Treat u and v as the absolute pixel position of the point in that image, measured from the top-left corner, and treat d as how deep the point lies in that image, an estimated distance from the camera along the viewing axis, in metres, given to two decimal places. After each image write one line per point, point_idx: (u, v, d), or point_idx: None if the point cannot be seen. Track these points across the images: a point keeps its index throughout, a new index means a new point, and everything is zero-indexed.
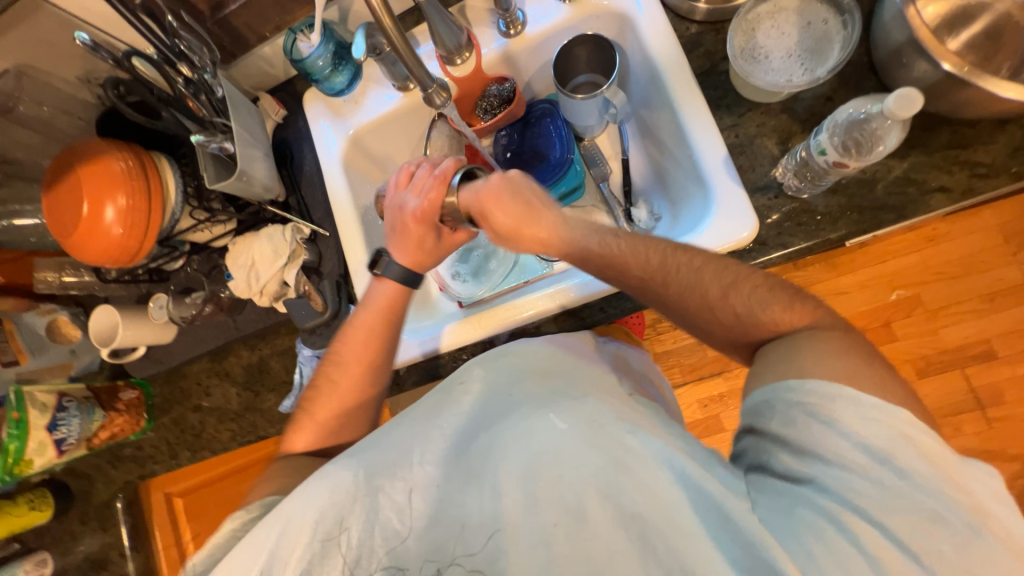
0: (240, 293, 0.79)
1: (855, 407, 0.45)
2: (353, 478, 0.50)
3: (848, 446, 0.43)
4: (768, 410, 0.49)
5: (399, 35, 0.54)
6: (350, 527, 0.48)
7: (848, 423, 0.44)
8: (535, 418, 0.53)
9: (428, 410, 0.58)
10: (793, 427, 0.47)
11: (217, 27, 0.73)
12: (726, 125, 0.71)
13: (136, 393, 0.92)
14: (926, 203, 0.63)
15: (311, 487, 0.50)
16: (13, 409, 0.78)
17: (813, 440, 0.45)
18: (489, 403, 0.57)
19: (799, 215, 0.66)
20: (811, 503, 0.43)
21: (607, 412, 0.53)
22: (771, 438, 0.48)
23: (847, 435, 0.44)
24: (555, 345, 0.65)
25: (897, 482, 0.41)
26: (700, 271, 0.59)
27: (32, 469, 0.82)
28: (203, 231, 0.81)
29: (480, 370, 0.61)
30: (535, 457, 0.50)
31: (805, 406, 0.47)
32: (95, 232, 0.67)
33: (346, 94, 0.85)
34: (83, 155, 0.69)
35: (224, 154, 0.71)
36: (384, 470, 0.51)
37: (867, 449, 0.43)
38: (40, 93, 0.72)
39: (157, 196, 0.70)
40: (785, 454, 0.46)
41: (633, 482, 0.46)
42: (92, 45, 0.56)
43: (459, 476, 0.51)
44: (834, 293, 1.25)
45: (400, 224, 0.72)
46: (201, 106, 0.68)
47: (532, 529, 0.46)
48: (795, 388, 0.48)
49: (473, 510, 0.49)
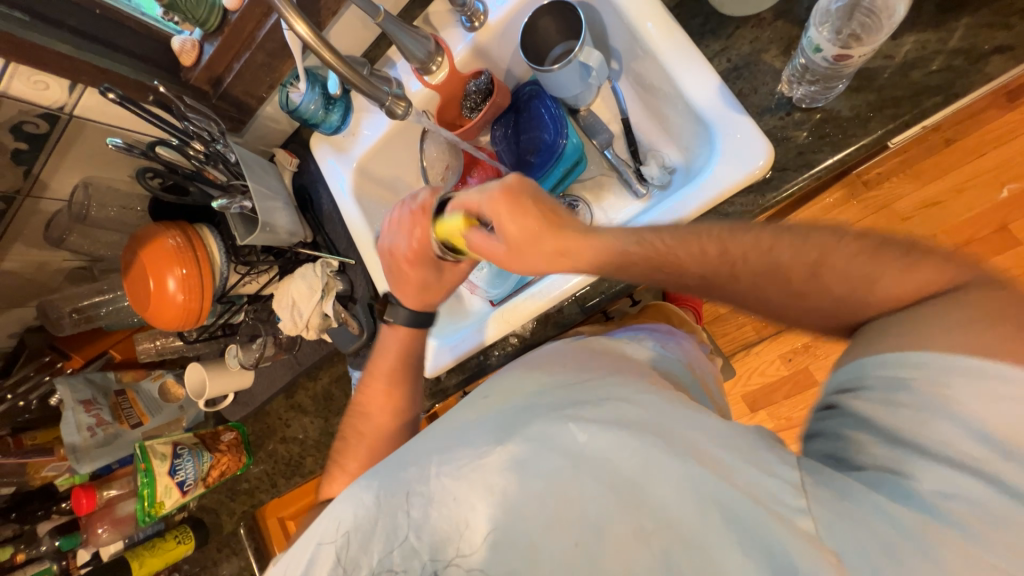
0: (290, 331, 0.86)
1: (978, 384, 0.38)
2: (373, 499, 0.55)
3: (962, 436, 0.38)
4: (864, 388, 0.43)
5: (338, 58, 0.56)
6: (371, 546, 0.53)
7: (965, 406, 0.38)
8: (554, 429, 0.52)
9: (453, 421, 0.61)
10: (896, 414, 0.41)
11: (222, 101, 0.81)
12: (715, 52, 0.64)
13: (233, 434, 1.06)
14: (983, 70, 0.52)
15: (337, 509, 0.57)
16: (140, 461, 0.92)
17: (924, 432, 0.39)
18: (505, 413, 0.58)
19: (821, 128, 0.58)
20: (895, 502, 0.39)
21: (634, 418, 0.51)
22: (859, 420, 0.43)
23: (962, 423, 0.38)
24: (564, 354, 0.66)
25: (997, 496, 0.37)
26: (774, 251, 0.50)
27: (166, 509, 0.96)
28: (251, 282, 0.91)
29: (503, 385, 0.63)
30: (553, 474, 0.50)
31: (916, 389, 0.40)
32: (164, 303, 0.79)
33: (343, 129, 0.90)
34: (143, 240, 0.80)
35: (246, 212, 0.78)
36: (409, 485, 0.54)
37: (987, 441, 0.37)
38: (105, 198, 0.85)
39: (205, 262, 0.80)
40: (883, 446, 0.41)
41: (653, 501, 0.47)
42: (124, 146, 0.65)
43: (473, 490, 0.51)
44: (921, 207, 1.07)
45: (396, 267, 0.74)
46: (219, 174, 0.77)
47: (553, 548, 0.48)
48: (898, 362, 0.42)
49: (492, 525, 0.50)
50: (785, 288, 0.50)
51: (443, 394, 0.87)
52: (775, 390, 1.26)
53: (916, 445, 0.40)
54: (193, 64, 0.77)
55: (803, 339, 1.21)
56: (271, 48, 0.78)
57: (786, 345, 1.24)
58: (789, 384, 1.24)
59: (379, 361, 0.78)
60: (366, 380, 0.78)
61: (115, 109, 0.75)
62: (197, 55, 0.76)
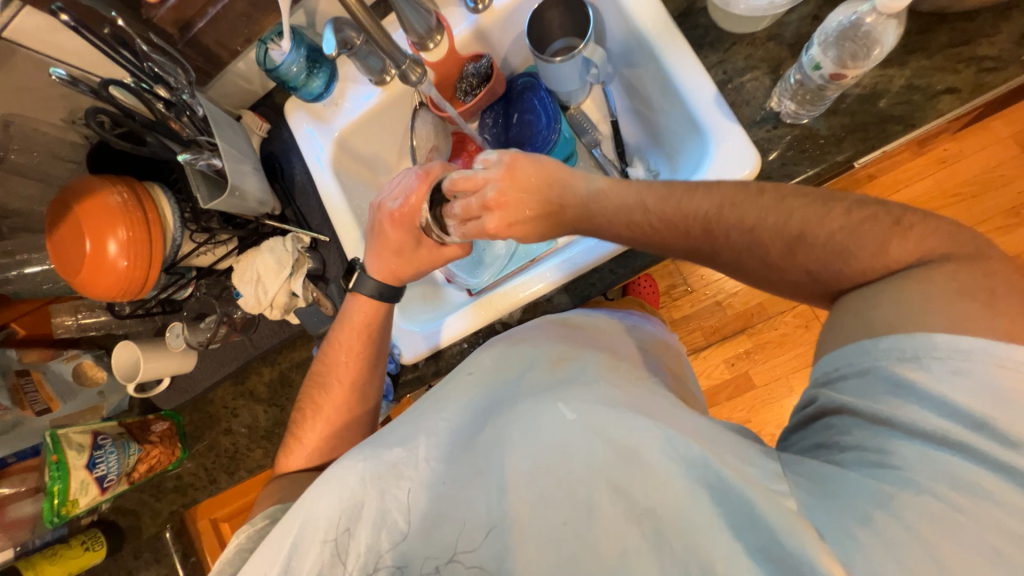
0: (252, 309, 0.80)
1: (943, 363, 0.38)
2: (358, 479, 0.52)
3: (932, 415, 0.38)
4: (841, 380, 0.44)
5: (361, 7, 0.58)
6: (358, 531, 0.50)
7: (934, 386, 0.38)
8: (542, 409, 0.52)
9: (436, 402, 0.58)
10: (875, 402, 0.41)
11: (189, 48, 0.73)
12: (712, 63, 0.69)
13: (167, 424, 0.94)
14: (934, 107, 0.60)
15: (321, 490, 0.52)
16: (51, 452, 0.78)
17: (899, 413, 0.39)
18: (492, 396, 0.57)
19: (801, 142, 0.64)
20: (863, 489, 0.38)
21: (621, 399, 0.51)
22: (847, 414, 0.43)
23: (929, 401, 0.38)
24: (548, 329, 0.65)
25: (970, 469, 0.36)
26: (756, 231, 0.51)
27: (80, 508, 0.83)
28: (206, 254, 0.81)
29: (488, 359, 0.61)
30: (542, 453, 0.49)
31: (886, 374, 0.41)
32: (101, 268, 0.68)
33: (325, 97, 0.84)
34: (78, 195, 0.69)
35: (213, 171, 0.70)
36: (397, 467, 0.52)
37: (968, 421, 0.37)
38: (29, 141, 0.73)
39: (156, 225, 0.71)
40: (865, 430, 0.41)
41: (647, 478, 0.46)
42: (70, 79, 0.56)
43: (462, 471, 0.51)
44: None
45: (379, 227, 0.72)
46: (183, 127, 0.68)
47: (542, 527, 0.46)
48: (876, 348, 0.42)
49: (478, 510, 0.48)
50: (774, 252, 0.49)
51: (418, 383, 0.84)
52: (719, 392, 1.35)
53: (898, 424, 0.39)
54: (158, 1, 0.67)
55: (745, 345, 1.32)
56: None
57: (731, 350, 1.33)
58: (731, 386, 1.34)
59: (342, 335, 0.73)
60: (327, 358, 0.74)
61: (56, 38, 0.64)
62: None
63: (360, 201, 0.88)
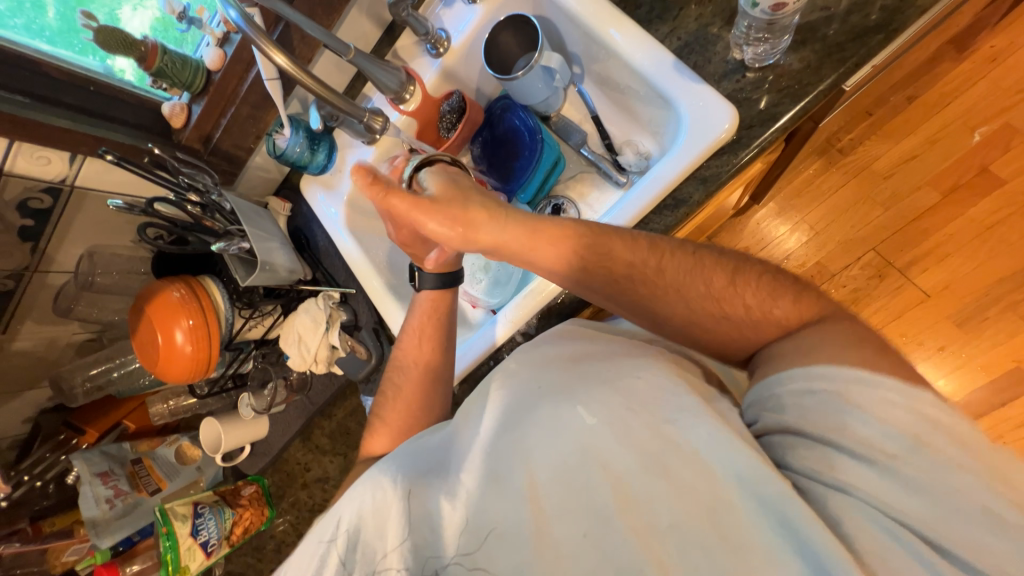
0: (298, 367, 0.88)
1: (871, 391, 0.43)
2: (388, 484, 0.54)
3: (872, 435, 0.41)
4: (776, 406, 0.47)
5: (319, 85, 0.65)
6: (386, 532, 0.52)
7: (861, 407, 0.42)
8: (562, 411, 0.52)
9: (470, 416, 0.59)
10: (810, 422, 0.44)
11: (213, 157, 0.85)
12: (665, 33, 0.69)
13: (254, 487, 1.03)
14: (913, 5, 0.56)
15: (357, 489, 0.56)
16: (161, 525, 0.89)
17: (846, 433, 0.42)
18: (518, 398, 0.56)
19: (776, 82, 0.62)
20: (853, 510, 0.40)
21: (647, 400, 0.51)
22: (791, 431, 0.45)
23: (868, 423, 0.42)
24: (573, 335, 0.64)
25: (909, 495, 0.39)
26: None
27: (191, 572, 0.92)
28: (256, 326, 0.91)
29: (514, 365, 0.61)
30: (560, 457, 0.50)
31: (816, 397, 0.45)
32: (173, 356, 0.79)
33: (330, 167, 0.94)
34: (150, 296, 0.82)
35: (244, 253, 0.80)
36: (428, 477, 0.54)
37: (893, 439, 0.40)
38: (109, 263, 0.87)
39: (210, 310, 0.82)
40: (808, 446, 0.44)
41: (673, 486, 0.45)
42: (125, 206, 0.68)
43: (486, 479, 0.52)
44: (900, 163, 1.16)
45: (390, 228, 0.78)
46: (216, 222, 0.79)
47: (562, 537, 0.47)
48: (793, 379, 0.47)
49: (500, 516, 0.49)
50: (724, 287, 0.53)
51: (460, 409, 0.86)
52: None
53: (843, 445, 0.42)
54: (183, 125, 0.81)
55: None
56: (254, 100, 0.83)
57: None
58: None
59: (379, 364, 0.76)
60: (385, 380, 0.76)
61: (114, 176, 0.79)
62: (186, 116, 0.81)
63: (377, 250, 0.95)
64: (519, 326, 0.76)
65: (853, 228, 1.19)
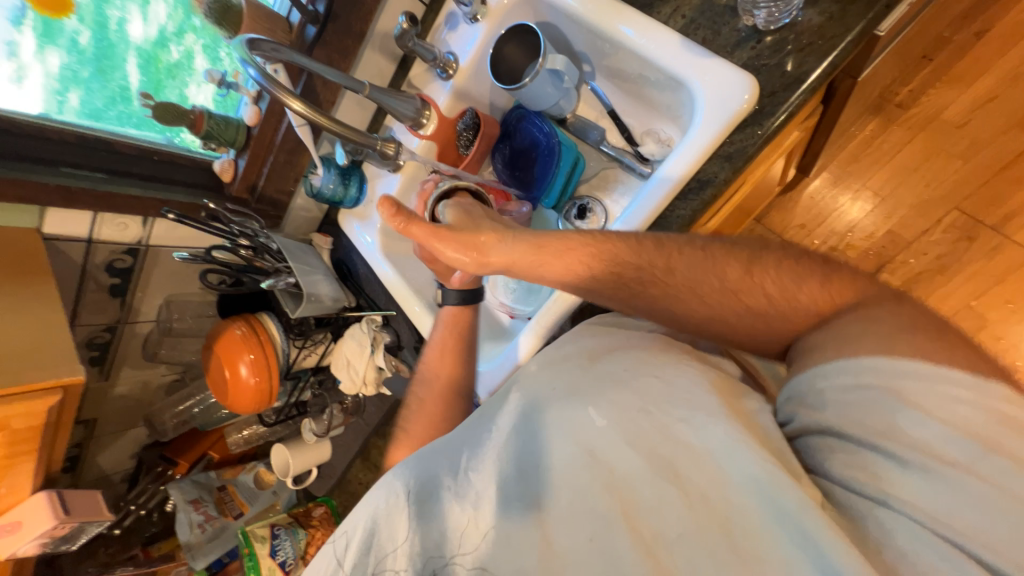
0: (349, 390, 0.93)
1: (932, 387, 0.43)
2: (402, 488, 0.54)
3: (927, 437, 0.41)
4: (812, 399, 0.49)
5: (333, 124, 0.69)
6: (397, 533, 0.53)
7: (922, 406, 0.42)
8: (574, 412, 0.51)
9: (484, 417, 0.58)
10: (862, 424, 0.44)
11: (260, 203, 0.93)
12: (669, 14, 0.66)
13: (322, 508, 1.12)
14: None
15: (371, 494, 0.55)
16: (245, 547, 0.96)
17: (893, 435, 0.42)
18: (531, 397, 0.55)
19: (795, 41, 0.58)
20: (899, 524, 0.39)
21: (661, 400, 0.50)
22: (832, 434, 0.46)
23: (922, 424, 0.42)
24: (589, 332, 0.63)
25: (967, 505, 0.38)
26: None
27: None
28: (311, 354, 0.96)
29: (534, 366, 0.60)
30: (569, 460, 0.49)
31: (865, 393, 0.45)
32: (240, 388, 0.87)
33: (362, 199, 1.00)
34: (216, 335, 0.90)
35: (291, 287, 0.87)
36: (437, 479, 0.54)
37: (952, 442, 0.40)
38: (185, 309, 0.97)
39: (269, 343, 0.88)
40: (852, 450, 0.44)
41: (683, 494, 0.44)
42: (188, 257, 0.76)
43: (495, 480, 0.51)
44: (982, 104, 1.01)
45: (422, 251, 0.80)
46: (265, 262, 0.87)
47: (565, 542, 0.46)
48: (848, 370, 0.46)
49: (506, 520, 0.49)
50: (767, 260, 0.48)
51: None
52: None
53: (886, 450, 0.42)
54: (232, 179, 0.90)
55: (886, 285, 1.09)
56: (290, 147, 0.90)
57: None
58: None
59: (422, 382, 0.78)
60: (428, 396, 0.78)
61: (180, 231, 0.89)
62: (234, 170, 0.90)
63: (413, 272, 0.98)
64: (552, 330, 0.76)
65: (929, 186, 1.06)
